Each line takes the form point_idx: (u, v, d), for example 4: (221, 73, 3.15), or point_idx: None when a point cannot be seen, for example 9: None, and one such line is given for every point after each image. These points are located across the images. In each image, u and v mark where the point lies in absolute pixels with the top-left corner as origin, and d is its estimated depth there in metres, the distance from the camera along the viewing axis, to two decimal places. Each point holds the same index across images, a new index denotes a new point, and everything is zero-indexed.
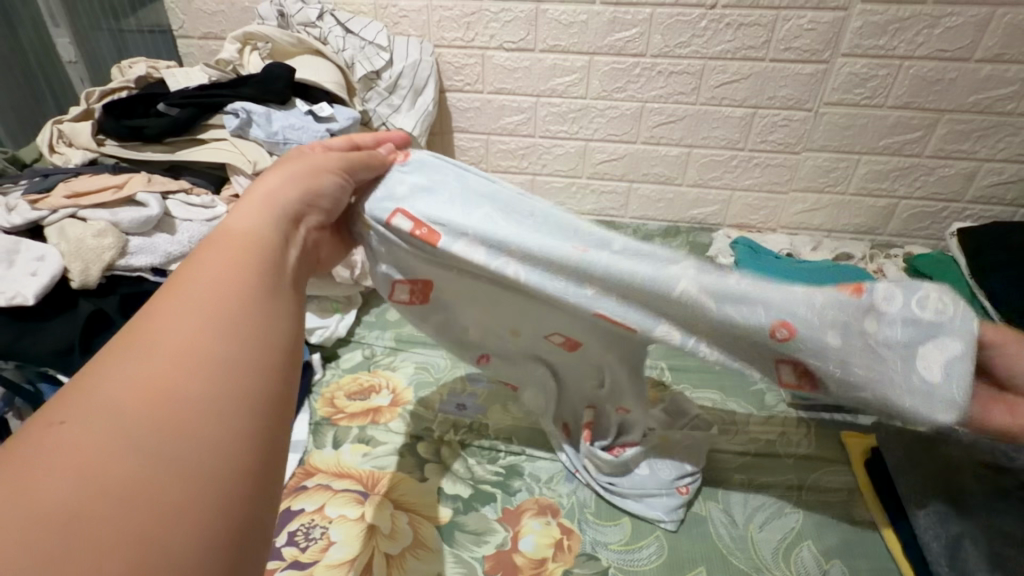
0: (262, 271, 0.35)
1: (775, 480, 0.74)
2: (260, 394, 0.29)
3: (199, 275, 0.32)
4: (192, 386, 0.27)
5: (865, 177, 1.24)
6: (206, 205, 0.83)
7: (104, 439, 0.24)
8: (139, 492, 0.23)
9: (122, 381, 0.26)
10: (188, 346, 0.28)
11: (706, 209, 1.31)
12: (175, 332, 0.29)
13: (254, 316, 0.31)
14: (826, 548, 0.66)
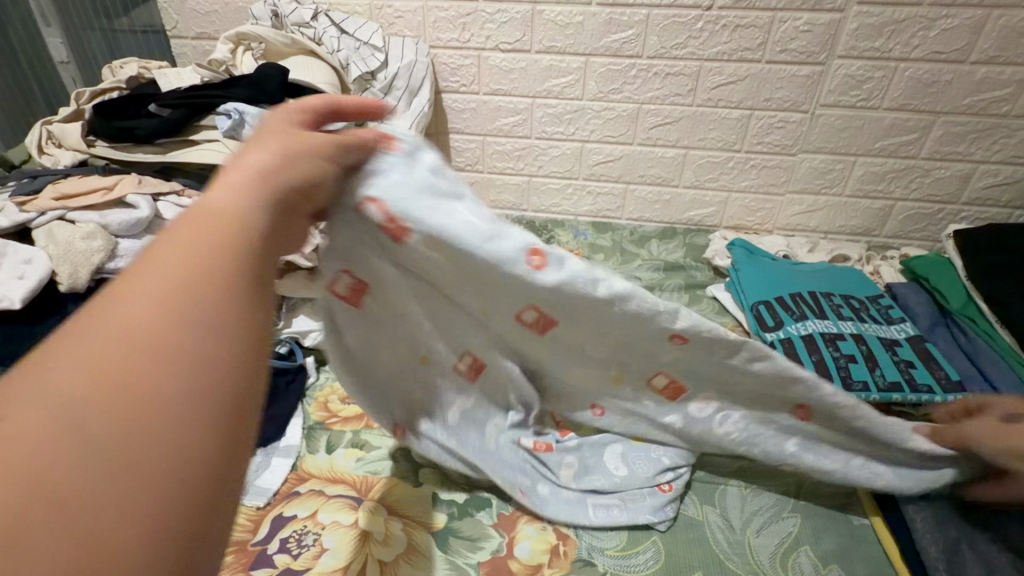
0: (236, 258, 0.29)
1: (772, 484, 0.73)
2: (216, 411, 0.24)
3: (168, 257, 0.27)
4: (145, 397, 0.23)
5: (862, 179, 1.24)
6: None
7: (29, 464, 0.20)
8: (67, 520, 0.20)
9: (73, 377, 0.22)
10: (146, 345, 0.24)
11: (703, 210, 1.30)
12: (131, 326, 0.24)
13: (220, 314, 0.26)
14: (823, 553, 0.66)
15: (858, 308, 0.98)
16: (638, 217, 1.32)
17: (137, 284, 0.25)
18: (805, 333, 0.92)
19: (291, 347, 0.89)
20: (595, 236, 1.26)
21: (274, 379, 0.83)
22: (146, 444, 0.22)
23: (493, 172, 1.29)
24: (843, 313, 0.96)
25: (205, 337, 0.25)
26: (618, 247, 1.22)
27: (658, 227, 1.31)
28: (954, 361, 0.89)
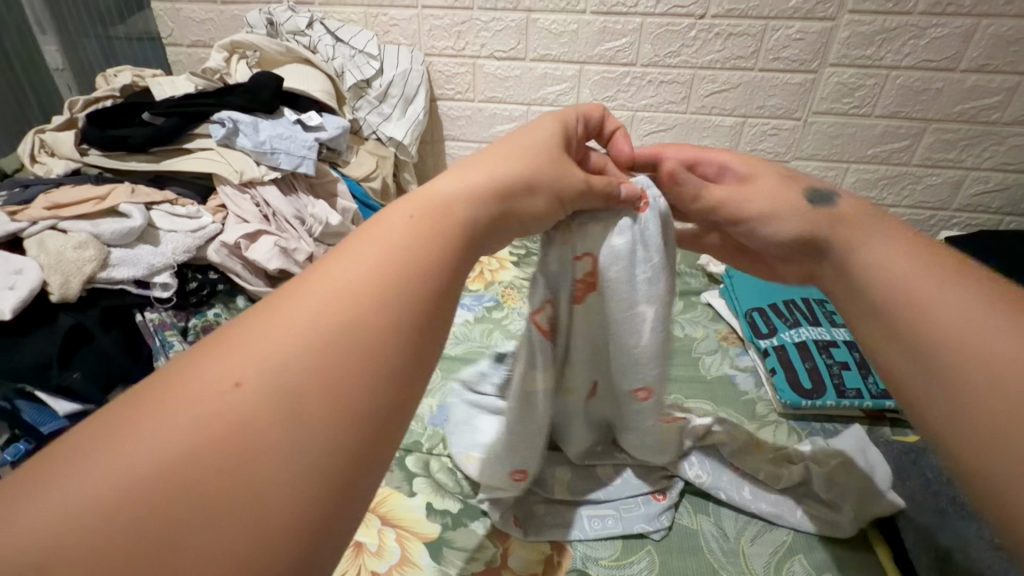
0: (403, 298, 0.31)
1: None
2: (345, 444, 0.26)
3: (351, 274, 0.31)
4: (294, 458, 0.24)
5: (854, 185, 1.25)
6: (191, 216, 0.81)
7: (214, 417, 0.24)
8: (206, 482, 0.22)
9: (269, 360, 0.26)
10: (320, 350, 0.27)
11: None
12: (311, 327, 0.28)
13: (377, 350, 0.28)
14: (817, 561, 0.65)
15: None
16: None
17: (308, 330, 0.27)
18: (798, 340, 0.92)
19: None
20: None
21: None
22: (282, 445, 0.24)
23: None
24: (836, 320, 0.97)
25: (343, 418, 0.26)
26: None
27: None
28: None
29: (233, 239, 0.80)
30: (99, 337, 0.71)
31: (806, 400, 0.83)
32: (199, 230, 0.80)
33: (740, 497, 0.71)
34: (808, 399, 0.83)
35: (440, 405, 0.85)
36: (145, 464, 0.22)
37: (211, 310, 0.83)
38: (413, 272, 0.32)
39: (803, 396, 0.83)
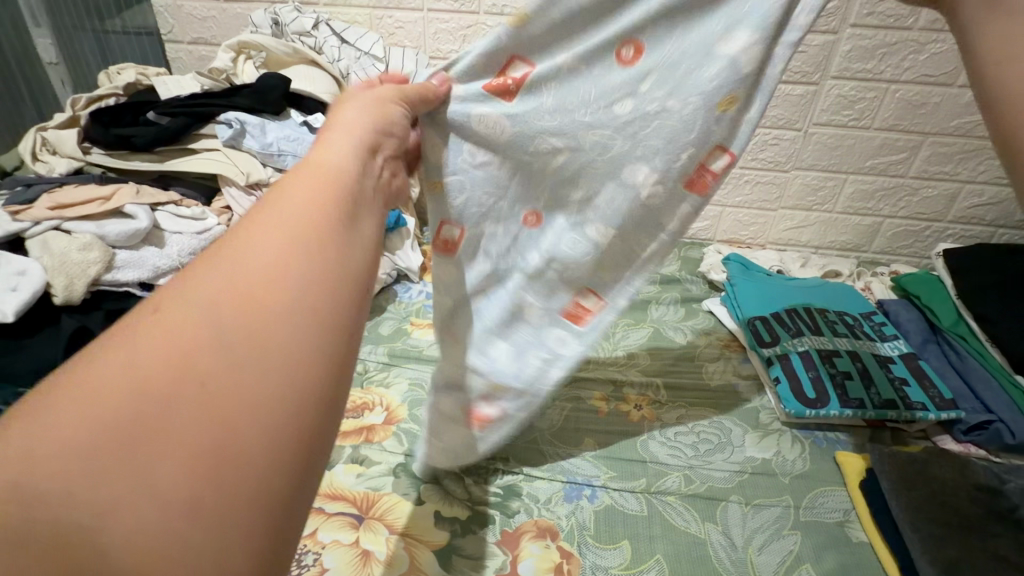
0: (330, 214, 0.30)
1: (771, 500, 0.75)
2: (313, 353, 0.25)
3: (287, 204, 0.29)
4: (274, 357, 0.24)
5: (852, 196, 1.29)
6: (196, 217, 0.80)
7: (200, 332, 0.23)
8: (186, 383, 0.22)
9: (220, 283, 0.25)
10: (266, 270, 0.26)
11: (698, 224, 1.38)
12: (262, 248, 0.27)
13: (332, 269, 0.28)
14: (824, 571, 0.66)
15: (851, 324, 0.99)
16: None
17: (286, 252, 0.27)
18: (802, 349, 0.93)
19: None
20: None
21: None
22: (269, 360, 0.24)
23: None
24: (839, 329, 0.97)
25: (310, 224, 0.29)
26: None
27: None
28: (947, 379, 0.91)
29: None
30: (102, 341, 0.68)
31: (810, 410, 0.84)
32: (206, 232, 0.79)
33: (812, 502, 0.75)
34: (812, 408, 0.84)
35: None
36: (132, 369, 0.21)
37: None
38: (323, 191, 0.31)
39: (807, 407, 0.84)
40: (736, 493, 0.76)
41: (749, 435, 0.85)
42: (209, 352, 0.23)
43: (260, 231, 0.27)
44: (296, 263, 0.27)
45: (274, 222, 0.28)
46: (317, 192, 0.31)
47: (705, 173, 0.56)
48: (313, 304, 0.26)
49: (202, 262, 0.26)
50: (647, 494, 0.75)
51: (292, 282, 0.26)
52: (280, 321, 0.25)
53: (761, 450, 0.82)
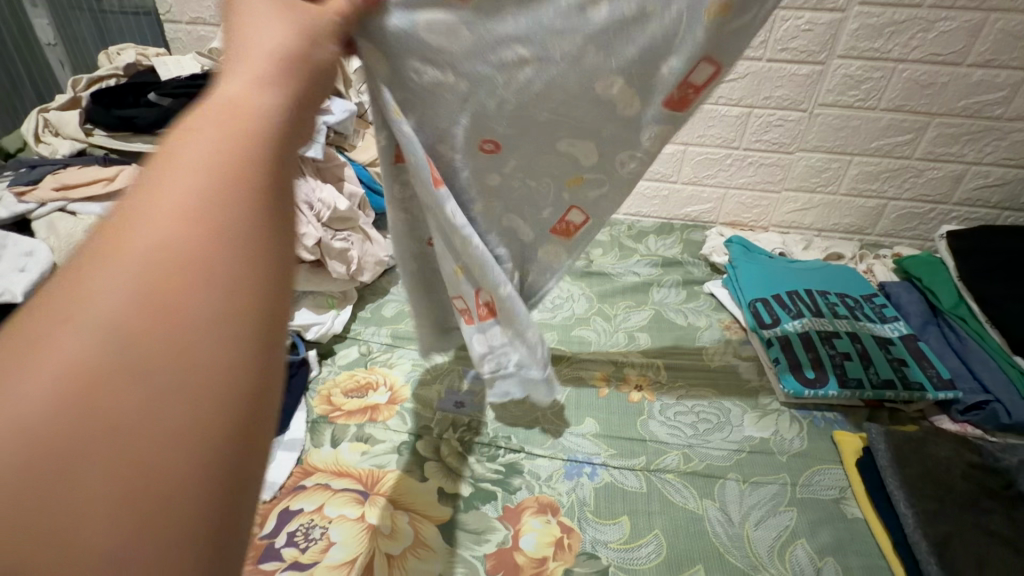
0: (248, 196, 0.24)
1: (769, 479, 0.76)
2: (227, 379, 0.21)
3: (181, 187, 0.23)
4: (180, 397, 0.20)
5: (856, 178, 1.28)
6: None
7: (77, 380, 0.19)
8: (63, 450, 0.18)
9: (103, 310, 0.20)
10: (160, 290, 0.21)
11: (700, 206, 1.38)
12: (155, 252, 0.21)
13: (243, 270, 0.23)
14: (818, 546, 0.68)
15: (852, 306, 0.99)
16: (636, 213, 1.39)
17: (183, 258, 0.22)
18: (802, 331, 0.93)
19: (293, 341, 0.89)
20: None
21: None
22: (172, 402, 0.20)
23: None
24: (839, 311, 0.98)
25: (214, 216, 0.23)
26: (615, 243, 1.26)
27: (655, 223, 1.39)
28: (946, 360, 0.92)
29: None
30: None
31: (809, 390, 0.85)
32: None
33: (809, 480, 0.76)
34: (811, 388, 0.85)
35: (448, 391, 0.85)
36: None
37: None
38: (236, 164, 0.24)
39: (806, 386, 0.85)
40: (734, 471, 0.77)
41: (747, 415, 0.86)
42: (99, 402, 0.19)
43: (148, 232, 0.22)
44: (199, 273, 0.22)
45: (163, 217, 0.22)
46: (222, 164, 0.24)
47: (688, 88, 0.51)
48: (223, 322, 0.22)
49: (74, 280, 0.20)
50: (647, 472, 0.76)
51: (189, 302, 0.21)
52: (180, 350, 0.21)
53: (759, 429, 0.83)
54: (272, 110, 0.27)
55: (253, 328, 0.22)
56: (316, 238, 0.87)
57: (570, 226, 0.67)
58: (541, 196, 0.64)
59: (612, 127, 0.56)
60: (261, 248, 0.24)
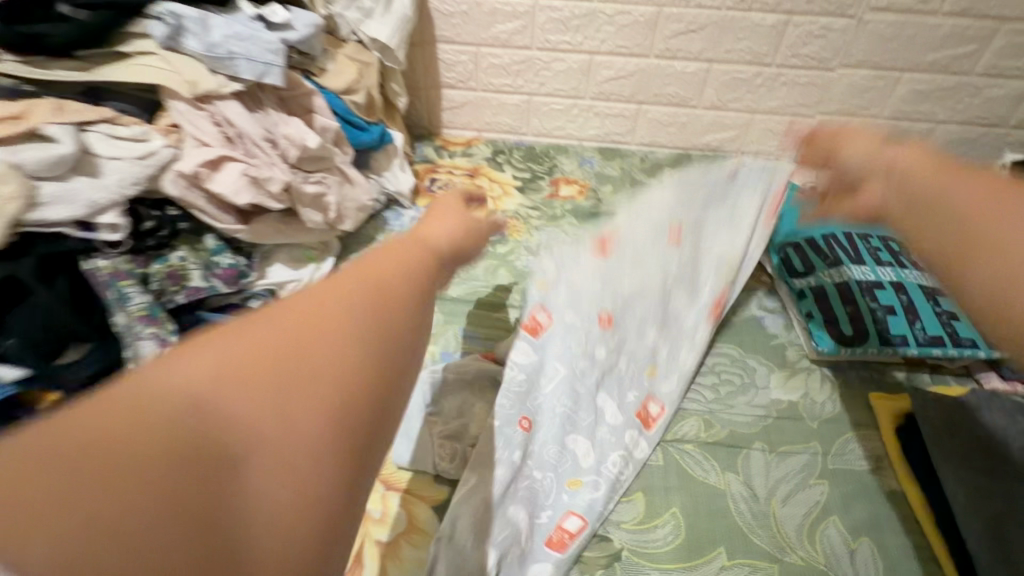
0: (382, 328, 0.31)
1: (798, 448, 0.69)
2: (346, 436, 0.27)
3: (325, 303, 0.30)
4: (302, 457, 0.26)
5: (903, 99, 1.13)
6: (138, 138, 0.67)
7: (244, 433, 0.25)
8: (194, 496, 0.22)
9: (233, 357, 0.26)
10: (314, 362, 0.28)
11: (722, 134, 1.24)
12: (311, 346, 0.28)
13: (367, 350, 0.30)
14: (852, 524, 0.62)
15: (897, 251, 0.88)
16: (650, 142, 1.28)
17: (329, 348, 0.29)
18: (839, 281, 0.83)
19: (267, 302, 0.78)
20: (602, 163, 1.24)
21: None
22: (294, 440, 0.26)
23: (490, 89, 1.22)
24: (882, 258, 0.86)
25: (352, 331, 0.30)
26: (627, 178, 1.19)
27: (670, 153, 1.27)
28: None
29: (190, 168, 0.67)
30: (36, 295, 0.55)
31: (846, 348, 0.76)
32: (150, 156, 0.66)
33: (843, 448, 0.69)
34: (847, 346, 0.76)
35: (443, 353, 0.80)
36: (191, 447, 0.23)
37: (174, 254, 0.70)
38: (386, 307, 0.32)
39: (841, 343, 0.77)
40: (760, 439, 0.70)
41: (774, 375, 0.78)
42: (251, 437, 0.25)
43: (287, 345, 0.28)
44: (334, 366, 0.28)
45: (325, 331, 0.29)
46: (356, 311, 0.31)
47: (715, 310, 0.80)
48: (347, 409, 0.28)
49: (267, 352, 0.27)
50: (663, 442, 0.69)
51: (313, 369, 0.27)
52: (324, 411, 0.27)
53: (787, 391, 0.76)
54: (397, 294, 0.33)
55: (374, 412, 0.29)
56: (283, 183, 0.74)
57: (650, 417, 0.70)
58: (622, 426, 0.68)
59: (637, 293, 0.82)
60: (363, 351, 0.30)
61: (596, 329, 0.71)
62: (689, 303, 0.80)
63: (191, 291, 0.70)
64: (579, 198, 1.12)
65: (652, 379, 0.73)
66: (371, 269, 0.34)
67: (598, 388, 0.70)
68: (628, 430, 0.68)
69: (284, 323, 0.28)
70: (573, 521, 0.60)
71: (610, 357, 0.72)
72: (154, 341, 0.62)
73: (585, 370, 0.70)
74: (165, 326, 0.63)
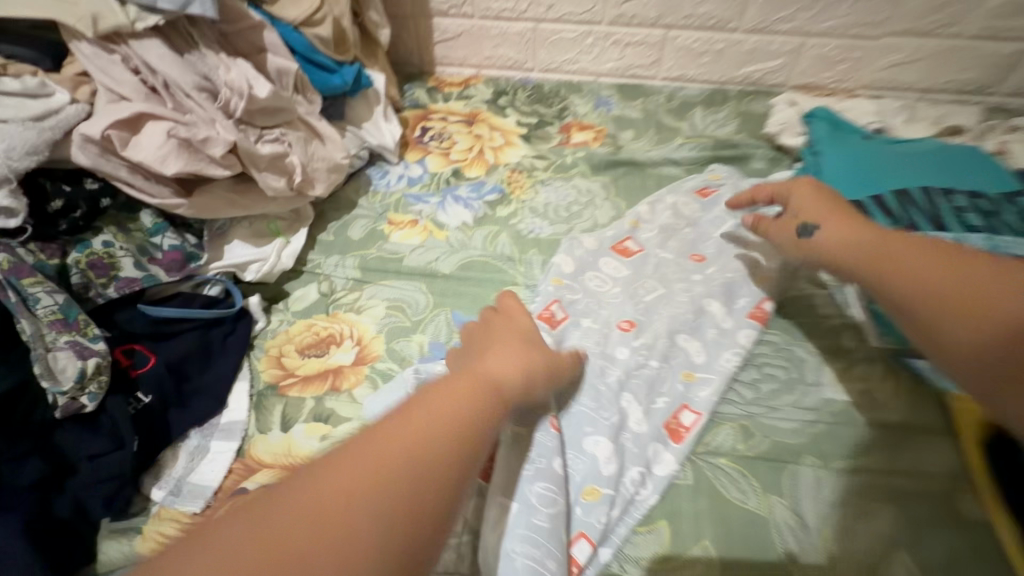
0: (402, 512, 0.32)
1: (857, 463, 0.57)
2: None
3: (360, 466, 0.33)
4: None
5: (995, 12, 0.91)
6: (32, 94, 0.53)
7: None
8: None
9: (264, 521, 0.30)
10: (327, 521, 0.30)
11: (765, 65, 1.04)
12: (334, 497, 0.31)
13: (382, 528, 0.31)
14: (926, 563, 0.50)
15: (988, 211, 0.71)
16: (678, 76, 1.08)
17: (351, 517, 0.30)
18: None
19: (225, 289, 0.67)
20: (621, 104, 1.05)
21: (204, 332, 0.64)
22: None
23: (489, 16, 1.03)
24: (970, 220, 0.70)
25: (378, 504, 0.32)
26: (651, 121, 1.01)
27: (702, 90, 1.08)
28: None
29: (98, 132, 0.53)
30: None
31: None
32: (49, 116, 0.52)
33: (915, 462, 0.57)
34: None
35: (432, 344, 0.67)
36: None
37: (98, 238, 0.58)
38: (412, 484, 0.33)
39: None
40: (809, 453, 0.58)
41: (828, 368, 0.65)
42: None
43: (320, 505, 0.31)
44: (346, 535, 0.30)
45: (351, 497, 0.31)
46: (388, 483, 0.32)
47: (760, 308, 0.69)
48: None
49: (290, 507, 0.30)
50: (693, 455, 0.58)
51: (325, 541, 0.29)
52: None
53: (843, 391, 0.63)
54: (429, 470, 0.34)
55: None
56: (227, 143, 0.60)
57: (681, 428, 0.59)
58: (645, 427, 0.58)
59: (664, 271, 0.73)
60: (370, 528, 0.31)
61: (614, 332, 0.65)
62: (721, 296, 0.70)
63: (123, 283, 0.59)
64: (594, 146, 0.95)
65: (686, 385, 0.62)
66: (398, 436, 0.35)
67: (619, 387, 0.60)
68: (651, 443, 0.57)
69: (303, 505, 0.30)
70: (584, 546, 0.50)
71: (633, 357, 0.63)
72: (71, 351, 0.51)
73: (603, 370, 0.62)
74: (84, 331, 0.52)
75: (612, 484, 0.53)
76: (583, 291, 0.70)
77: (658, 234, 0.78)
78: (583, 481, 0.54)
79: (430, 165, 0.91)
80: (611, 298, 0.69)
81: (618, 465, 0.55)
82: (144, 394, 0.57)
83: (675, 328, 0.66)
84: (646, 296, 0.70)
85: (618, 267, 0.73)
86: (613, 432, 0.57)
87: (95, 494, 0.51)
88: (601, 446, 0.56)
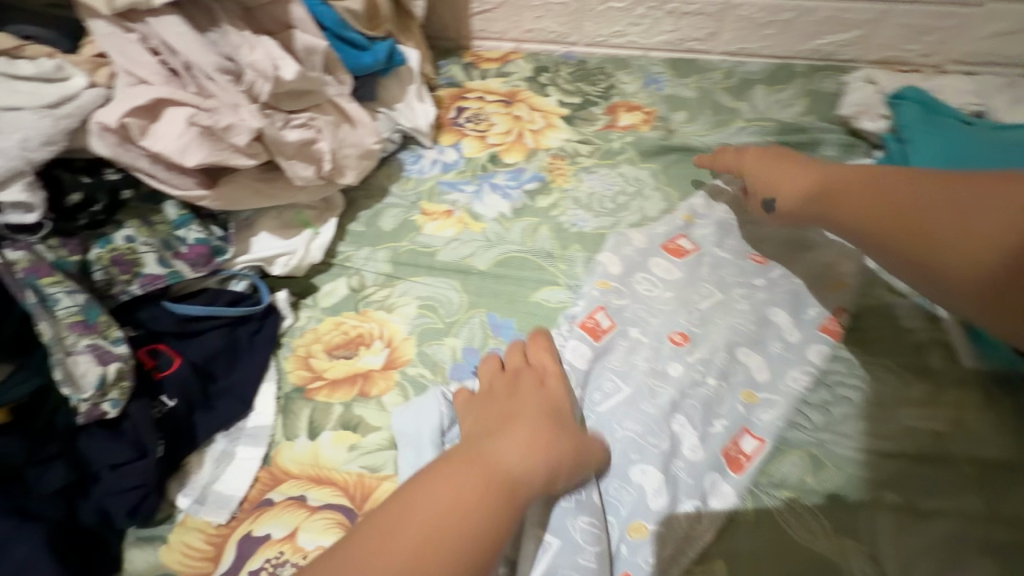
0: None
1: (946, 506, 0.50)
2: None
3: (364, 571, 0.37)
4: None
5: None
6: (47, 78, 0.49)
7: None
8: None
9: None
10: None
11: (839, 36, 0.93)
12: None
13: None
14: None
15: None
16: (738, 49, 0.98)
17: None
18: None
19: (252, 284, 0.64)
20: (674, 81, 0.95)
21: (231, 330, 0.61)
22: None
23: None
24: None
25: None
26: (707, 102, 0.92)
27: (765, 66, 0.97)
28: None
29: (115, 120, 0.49)
30: None
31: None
32: (65, 103, 0.49)
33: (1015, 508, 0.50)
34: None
35: (466, 350, 0.63)
36: None
37: (120, 232, 0.55)
38: None
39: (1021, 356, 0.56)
40: (889, 490, 0.51)
41: (913, 391, 0.57)
42: None
43: None
44: None
45: None
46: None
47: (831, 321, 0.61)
48: None
49: None
50: (755, 486, 0.52)
51: None
52: None
53: (929, 419, 0.55)
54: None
55: None
56: (252, 131, 0.55)
57: (742, 456, 0.53)
58: (701, 455, 0.53)
59: (724, 273, 0.65)
60: None
61: (664, 347, 0.59)
62: (787, 306, 0.62)
63: (147, 280, 0.56)
64: (643, 130, 0.87)
65: (747, 405, 0.56)
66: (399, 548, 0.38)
67: (671, 410, 0.54)
68: (707, 473, 0.52)
69: None
70: None
71: (686, 375, 0.57)
72: (92, 355, 0.49)
73: (654, 391, 0.56)
74: (104, 333, 0.50)
75: (661, 521, 0.49)
76: (631, 297, 0.64)
77: (715, 232, 0.70)
78: (628, 516, 0.50)
79: (465, 149, 0.85)
80: (663, 305, 0.63)
81: (668, 499, 0.50)
82: (168, 397, 0.55)
83: (734, 342, 0.59)
84: (701, 304, 0.63)
85: (668, 269, 0.66)
86: (663, 460, 0.52)
87: (119, 503, 0.50)
88: (648, 477, 0.51)
